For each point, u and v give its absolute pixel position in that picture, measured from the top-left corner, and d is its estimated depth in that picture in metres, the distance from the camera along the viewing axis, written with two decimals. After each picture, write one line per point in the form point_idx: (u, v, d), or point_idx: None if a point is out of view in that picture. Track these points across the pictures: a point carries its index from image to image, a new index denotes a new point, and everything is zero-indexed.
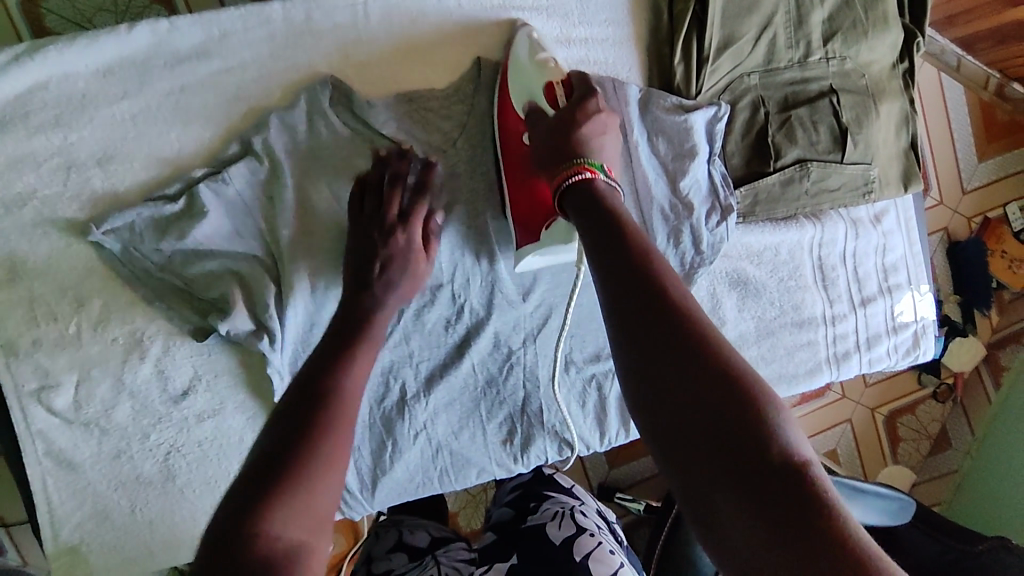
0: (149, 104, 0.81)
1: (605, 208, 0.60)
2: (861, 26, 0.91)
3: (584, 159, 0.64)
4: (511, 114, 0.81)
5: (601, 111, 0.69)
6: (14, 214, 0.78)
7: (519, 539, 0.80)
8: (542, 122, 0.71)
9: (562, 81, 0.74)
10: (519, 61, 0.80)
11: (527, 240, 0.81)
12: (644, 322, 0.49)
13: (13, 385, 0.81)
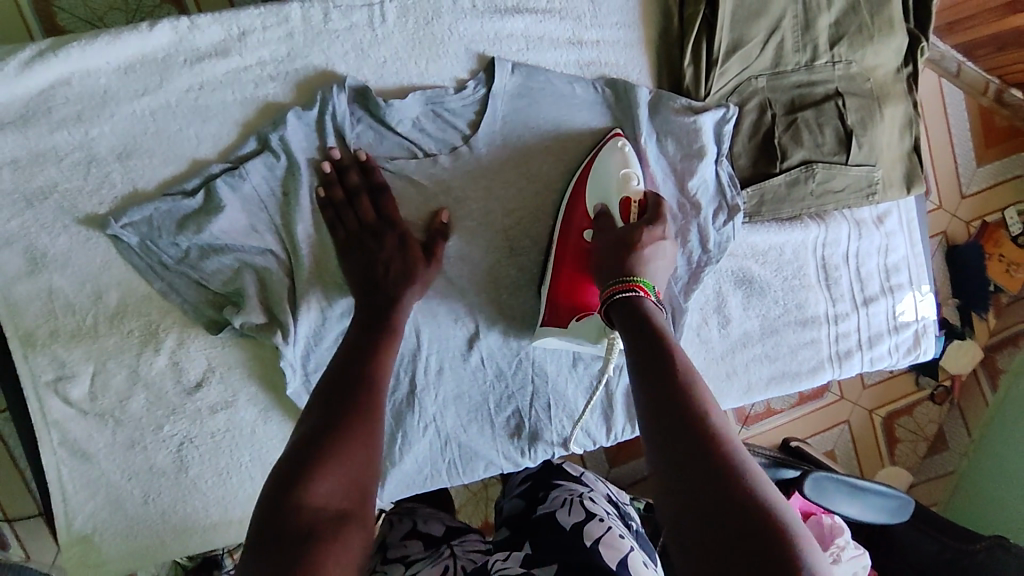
0: (169, 101, 0.83)
1: (648, 322, 0.66)
2: (867, 30, 0.93)
3: (639, 278, 0.71)
4: (577, 211, 0.86)
5: (665, 239, 0.77)
6: (34, 207, 0.80)
7: (531, 525, 0.82)
8: (611, 232, 0.78)
9: (639, 198, 0.81)
10: (604, 167, 0.85)
11: (555, 322, 0.85)
12: (677, 442, 0.54)
13: (30, 375, 0.83)
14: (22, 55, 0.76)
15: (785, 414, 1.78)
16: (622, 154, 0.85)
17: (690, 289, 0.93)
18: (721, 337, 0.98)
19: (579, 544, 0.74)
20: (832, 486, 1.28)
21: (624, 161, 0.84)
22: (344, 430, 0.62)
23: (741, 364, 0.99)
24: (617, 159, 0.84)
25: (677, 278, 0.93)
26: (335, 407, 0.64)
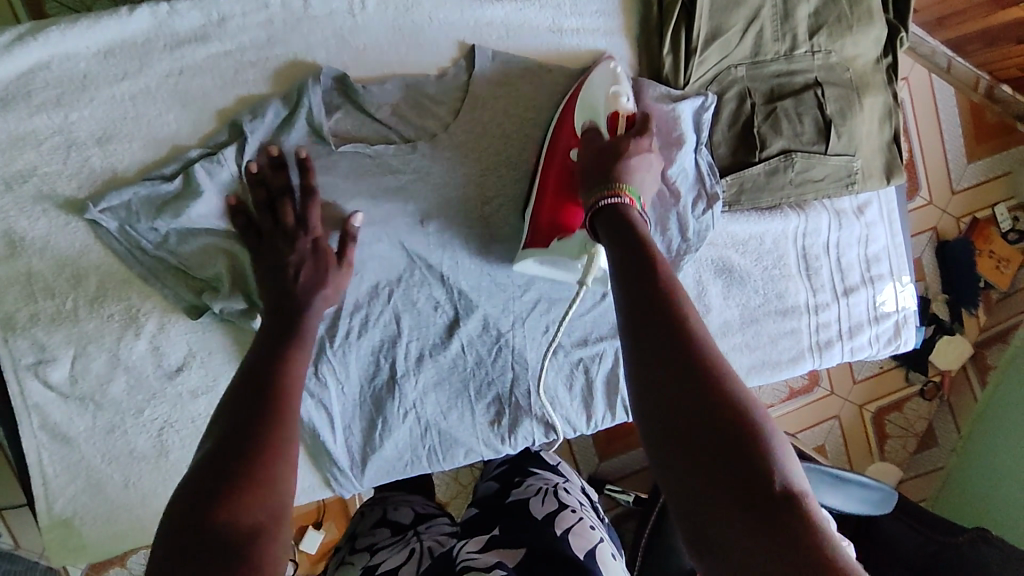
0: (149, 86, 0.83)
1: (635, 246, 0.63)
2: (846, 21, 0.93)
3: (624, 185, 0.69)
4: (566, 128, 0.85)
5: (651, 151, 0.75)
6: (14, 190, 0.80)
7: (503, 511, 0.84)
8: (597, 142, 0.77)
9: (626, 115, 0.79)
10: (593, 86, 0.85)
11: (537, 243, 0.86)
12: (656, 350, 0.54)
13: (10, 358, 0.83)
14: (1, 39, 0.77)
15: (773, 408, 1.78)
16: (613, 74, 0.85)
17: None
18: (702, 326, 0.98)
19: (548, 533, 0.77)
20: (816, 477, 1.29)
21: (613, 83, 0.84)
22: (255, 435, 0.58)
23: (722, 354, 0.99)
24: (608, 78, 0.84)
25: None
26: (245, 414, 0.61)
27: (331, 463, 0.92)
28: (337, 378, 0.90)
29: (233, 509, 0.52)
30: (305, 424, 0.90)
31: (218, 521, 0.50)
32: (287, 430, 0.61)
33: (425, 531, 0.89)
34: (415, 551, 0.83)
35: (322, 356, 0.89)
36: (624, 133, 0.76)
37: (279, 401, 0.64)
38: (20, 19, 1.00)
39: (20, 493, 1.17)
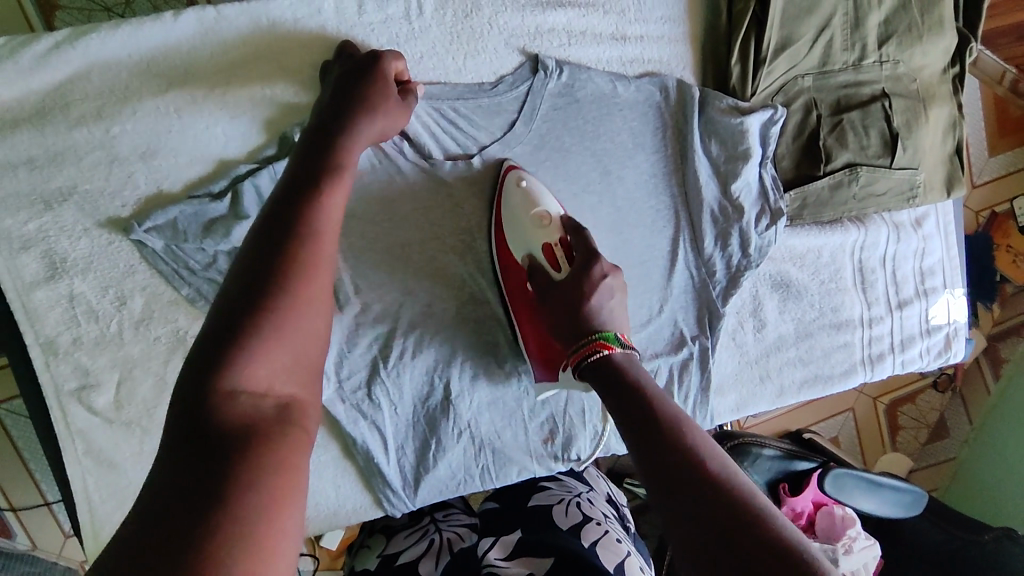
0: (195, 96, 0.78)
1: (625, 379, 0.62)
2: (917, 29, 0.90)
3: (600, 333, 0.67)
4: (510, 258, 0.83)
5: (607, 276, 0.72)
6: (53, 209, 0.75)
7: (525, 515, 0.89)
8: (551, 288, 0.74)
9: (561, 239, 0.77)
10: (511, 208, 0.82)
11: (547, 378, 0.84)
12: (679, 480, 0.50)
13: (52, 384, 0.79)
14: (38, 47, 0.71)
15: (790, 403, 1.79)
16: (526, 191, 0.81)
17: (730, 293, 0.92)
18: (756, 341, 0.97)
19: (575, 543, 0.81)
20: (852, 479, 1.33)
21: (535, 198, 0.81)
22: (278, 302, 0.53)
23: (776, 368, 0.98)
24: (523, 194, 0.81)
25: (716, 283, 0.92)
26: (250, 297, 0.53)
27: (383, 484, 0.89)
28: (391, 399, 0.87)
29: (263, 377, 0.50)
30: (358, 446, 0.87)
31: (244, 393, 0.48)
32: (318, 303, 0.56)
33: (443, 523, 0.94)
34: (434, 543, 0.89)
35: (376, 376, 0.86)
36: (569, 266, 0.75)
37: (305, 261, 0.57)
38: (35, 29, 0.92)
39: (40, 492, 1.16)
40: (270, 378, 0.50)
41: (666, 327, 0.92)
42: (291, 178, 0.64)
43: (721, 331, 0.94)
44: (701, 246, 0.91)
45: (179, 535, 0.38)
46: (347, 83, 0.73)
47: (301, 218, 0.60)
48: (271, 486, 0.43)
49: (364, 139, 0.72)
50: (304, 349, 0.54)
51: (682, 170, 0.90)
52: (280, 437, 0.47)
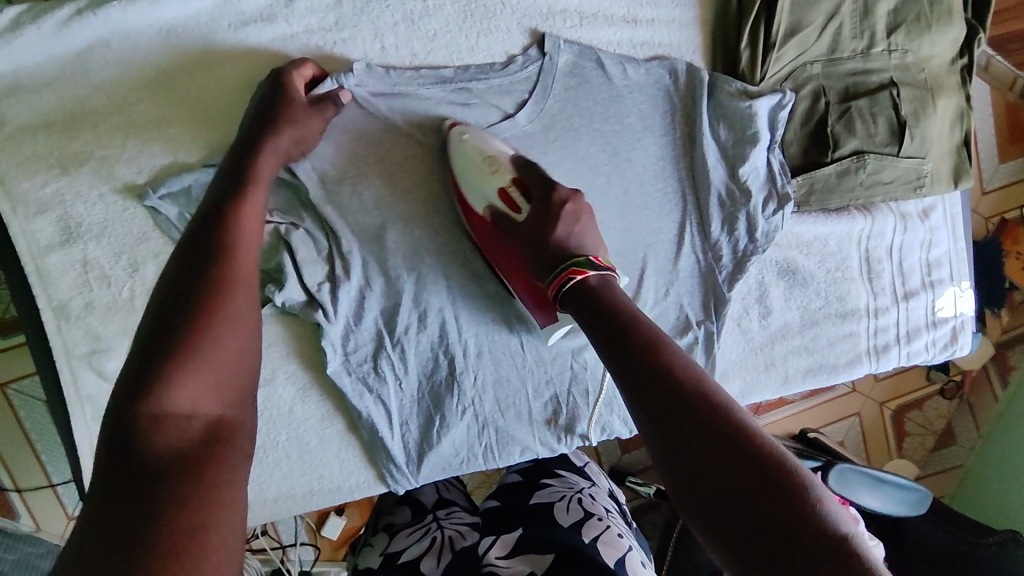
0: (213, 66, 0.80)
1: (603, 305, 0.64)
2: (925, 19, 0.91)
3: (573, 259, 0.68)
4: (475, 220, 0.82)
5: (566, 202, 0.74)
6: (69, 173, 0.77)
7: (525, 510, 0.84)
8: (518, 227, 0.75)
9: (514, 181, 0.78)
10: (461, 161, 0.80)
11: (547, 320, 0.81)
12: (650, 389, 0.53)
13: (64, 348, 0.81)
14: (60, 15, 0.74)
15: (794, 405, 1.79)
16: (472, 140, 0.80)
17: (736, 278, 0.93)
18: (762, 327, 0.97)
19: (576, 540, 0.76)
20: (855, 476, 1.29)
21: (482, 144, 0.80)
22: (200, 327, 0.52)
23: (781, 355, 0.98)
24: (471, 146, 0.80)
25: (722, 267, 0.93)
26: (165, 328, 0.51)
27: (387, 459, 0.90)
28: (396, 374, 0.88)
29: (188, 396, 0.48)
30: (363, 419, 0.88)
31: (170, 418, 0.47)
32: (239, 321, 0.55)
33: (446, 522, 0.92)
34: (436, 542, 0.86)
35: (381, 350, 0.87)
36: (529, 205, 0.75)
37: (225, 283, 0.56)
38: None
39: (44, 473, 1.18)
40: (196, 398, 0.49)
41: (671, 310, 0.92)
42: (208, 209, 0.63)
43: (726, 316, 0.94)
44: (708, 230, 0.92)
45: (131, 544, 0.38)
46: (258, 110, 0.73)
47: (215, 244, 0.59)
48: (209, 505, 0.42)
49: (277, 158, 0.72)
50: (232, 369, 0.53)
51: (690, 154, 0.91)
52: (212, 462, 0.45)
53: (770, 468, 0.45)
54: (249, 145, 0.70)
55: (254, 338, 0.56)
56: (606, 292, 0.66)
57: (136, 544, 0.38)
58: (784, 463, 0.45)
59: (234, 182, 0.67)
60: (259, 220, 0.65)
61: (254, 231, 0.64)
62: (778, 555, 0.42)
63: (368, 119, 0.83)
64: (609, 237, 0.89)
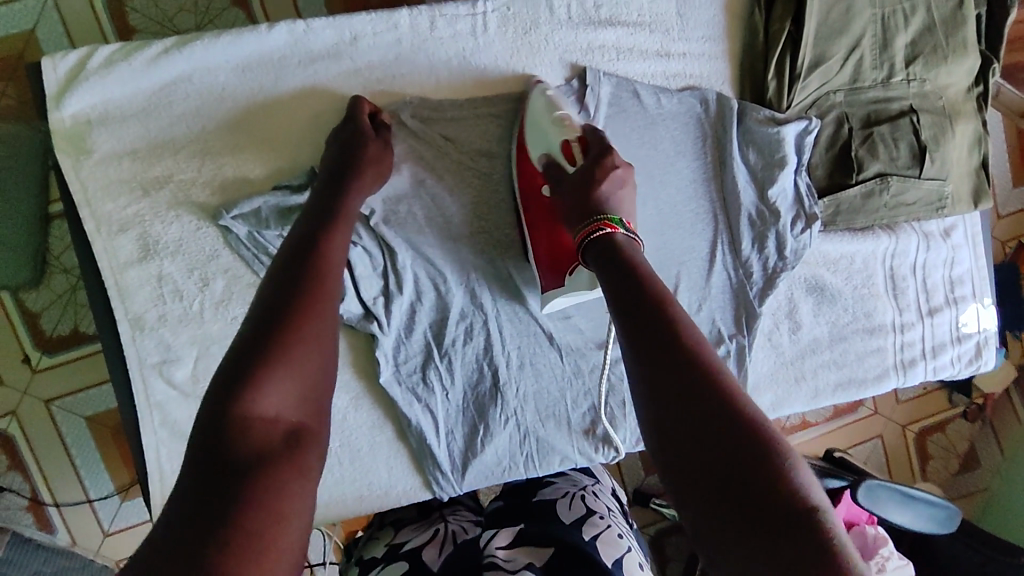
0: (281, 96, 0.87)
1: (628, 267, 0.63)
2: (941, 51, 0.96)
3: (605, 216, 0.70)
4: (530, 173, 0.86)
5: (618, 166, 0.76)
6: (151, 196, 0.85)
7: (531, 506, 0.86)
8: (567, 179, 0.77)
9: (578, 138, 0.81)
10: (534, 117, 0.86)
11: (553, 285, 0.85)
12: (660, 355, 0.53)
13: (137, 357, 0.87)
14: (150, 52, 0.82)
15: (818, 427, 1.81)
16: (552, 100, 0.87)
17: (766, 294, 0.98)
18: (791, 341, 1.02)
19: (575, 536, 0.77)
20: (886, 493, 1.28)
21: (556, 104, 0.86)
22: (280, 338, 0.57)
23: (810, 369, 1.03)
24: (547, 102, 0.86)
25: (752, 284, 0.98)
26: (259, 335, 0.57)
27: (433, 466, 0.94)
28: (443, 385, 0.93)
29: (269, 409, 0.54)
30: (412, 427, 0.93)
31: (254, 421, 0.52)
32: (316, 340, 0.59)
33: (451, 516, 0.90)
34: (440, 533, 0.84)
35: (430, 362, 0.93)
36: (584, 159, 0.78)
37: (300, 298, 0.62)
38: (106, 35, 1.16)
39: (82, 488, 1.25)
40: (276, 404, 0.55)
41: (704, 325, 0.98)
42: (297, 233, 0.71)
43: (757, 330, 0.99)
44: (738, 248, 0.97)
45: (211, 524, 0.44)
46: (338, 149, 0.81)
47: (309, 260, 0.66)
48: (284, 501, 0.48)
49: (361, 197, 0.79)
50: (310, 381, 0.58)
51: (721, 177, 0.97)
52: (289, 462, 0.51)
53: (765, 458, 0.46)
54: (337, 185, 0.77)
55: (331, 355, 0.61)
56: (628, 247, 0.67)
57: (217, 529, 0.44)
58: (775, 454, 0.46)
59: (320, 212, 0.74)
60: (344, 244, 0.72)
61: (341, 254, 0.70)
62: (754, 523, 0.44)
63: (423, 146, 0.89)
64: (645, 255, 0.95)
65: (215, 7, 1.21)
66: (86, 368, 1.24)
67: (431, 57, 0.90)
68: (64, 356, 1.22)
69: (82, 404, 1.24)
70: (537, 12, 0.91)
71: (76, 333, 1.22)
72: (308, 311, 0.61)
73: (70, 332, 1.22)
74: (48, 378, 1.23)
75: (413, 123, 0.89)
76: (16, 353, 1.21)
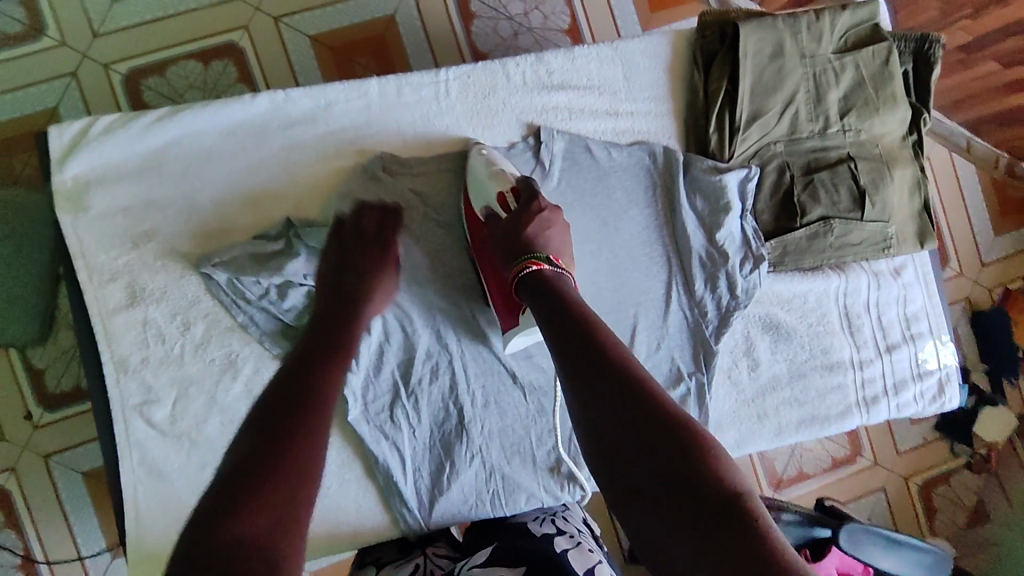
0: (261, 156, 0.96)
1: (571, 312, 0.75)
2: (873, 103, 1.03)
3: (529, 254, 0.83)
4: (472, 222, 0.94)
5: (543, 209, 0.88)
6: (139, 247, 0.93)
7: (502, 530, 0.90)
8: (503, 224, 0.88)
9: (511, 188, 0.91)
10: (475, 170, 0.94)
11: (511, 324, 0.90)
12: (614, 392, 0.65)
13: (120, 398, 0.92)
14: (145, 120, 0.92)
15: (816, 480, 1.77)
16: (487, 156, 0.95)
17: (721, 331, 1.02)
18: (751, 379, 1.05)
19: (548, 550, 0.80)
20: (869, 538, 1.26)
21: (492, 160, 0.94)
22: (284, 442, 0.64)
23: (772, 407, 1.05)
24: (484, 161, 0.94)
25: (708, 322, 1.02)
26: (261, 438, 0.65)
27: (400, 504, 0.96)
28: (410, 422, 0.97)
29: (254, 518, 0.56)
30: (379, 464, 0.96)
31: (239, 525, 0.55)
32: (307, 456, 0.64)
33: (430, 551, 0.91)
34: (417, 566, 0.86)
35: (397, 400, 0.97)
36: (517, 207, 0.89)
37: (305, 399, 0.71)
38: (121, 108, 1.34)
39: (74, 544, 1.29)
40: (263, 516, 0.56)
41: (664, 364, 1.02)
42: (295, 351, 0.81)
43: (716, 367, 1.03)
44: (692, 289, 1.02)
45: None
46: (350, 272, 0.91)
47: (310, 379, 0.75)
48: None
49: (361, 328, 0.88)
50: (297, 494, 0.60)
51: (672, 222, 1.03)
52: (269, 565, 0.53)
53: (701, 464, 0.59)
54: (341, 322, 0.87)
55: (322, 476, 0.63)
56: (555, 279, 0.82)
57: None
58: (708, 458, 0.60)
59: (324, 342, 0.83)
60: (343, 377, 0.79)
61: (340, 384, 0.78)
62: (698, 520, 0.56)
63: (390, 198, 0.97)
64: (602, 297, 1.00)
65: (222, 83, 1.40)
66: (85, 424, 1.30)
67: (398, 120, 0.99)
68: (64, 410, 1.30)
69: (77, 459, 1.30)
70: (494, 78, 1.00)
71: (77, 389, 1.30)
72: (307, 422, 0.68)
73: (71, 388, 1.30)
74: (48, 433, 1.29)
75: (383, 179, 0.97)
76: (20, 407, 1.28)
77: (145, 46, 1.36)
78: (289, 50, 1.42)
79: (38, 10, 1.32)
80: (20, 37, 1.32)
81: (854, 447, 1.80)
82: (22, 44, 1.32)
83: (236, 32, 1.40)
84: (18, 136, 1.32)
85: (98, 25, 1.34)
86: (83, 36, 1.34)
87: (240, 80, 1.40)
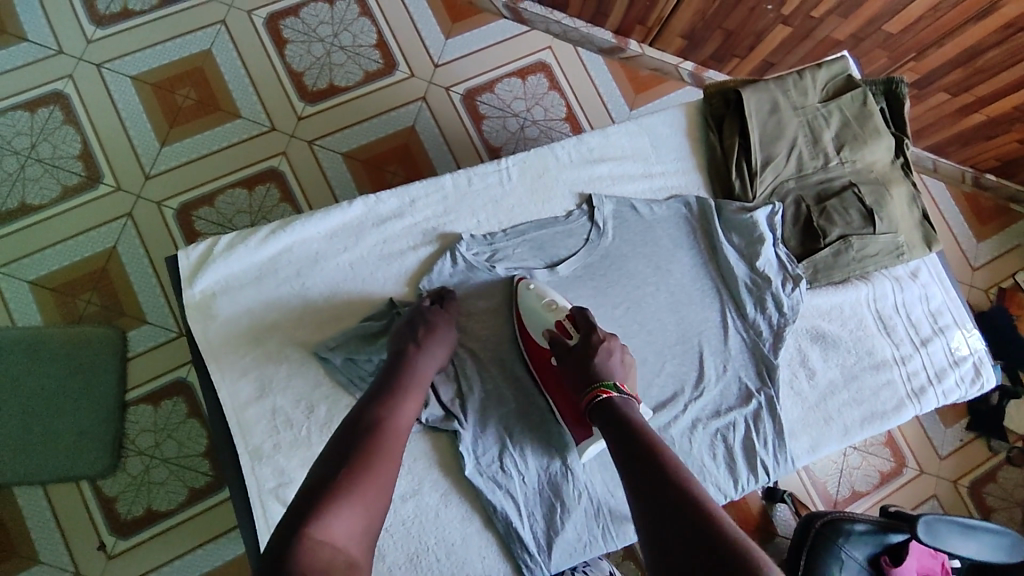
0: (358, 251, 1.10)
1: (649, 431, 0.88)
2: (861, 137, 1.22)
3: (599, 383, 0.97)
4: (537, 351, 1.07)
5: (603, 340, 1.02)
6: (262, 344, 1.05)
7: None
8: (569, 352, 1.02)
9: (568, 317, 1.06)
10: (527, 304, 1.07)
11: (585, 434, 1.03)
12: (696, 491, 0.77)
13: (257, 484, 1.01)
14: (262, 234, 1.07)
15: (871, 496, 1.82)
16: (536, 290, 1.08)
17: (777, 346, 1.16)
18: (811, 386, 1.17)
19: None
20: (946, 526, 1.33)
21: (542, 291, 1.07)
22: (357, 474, 0.80)
23: (835, 409, 1.17)
24: (535, 293, 1.07)
25: (764, 340, 1.16)
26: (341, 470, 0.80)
27: (522, 549, 1.04)
28: (519, 470, 1.07)
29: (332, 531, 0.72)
30: (498, 513, 1.04)
31: (325, 540, 0.71)
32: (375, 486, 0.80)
33: None
34: None
35: (505, 450, 1.07)
36: (577, 338, 1.03)
37: (379, 444, 0.85)
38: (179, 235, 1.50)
39: None
40: (339, 532, 0.73)
41: (733, 383, 1.15)
42: (373, 385, 0.94)
43: (779, 379, 1.16)
44: (745, 312, 1.17)
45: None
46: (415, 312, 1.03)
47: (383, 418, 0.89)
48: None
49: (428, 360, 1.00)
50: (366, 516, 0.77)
51: (715, 259, 1.19)
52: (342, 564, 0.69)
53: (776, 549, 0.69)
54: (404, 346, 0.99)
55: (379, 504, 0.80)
56: (623, 406, 0.95)
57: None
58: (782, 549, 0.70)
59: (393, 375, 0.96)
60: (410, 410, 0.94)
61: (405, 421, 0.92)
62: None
63: (473, 271, 1.12)
64: (667, 331, 1.14)
65: (267, 206, 1.56)
66: (159, 546, 1.36)
67: (472, 205, 1.15)
68: (133, 537, 1.35)
69: None
70: (546, 161, 1.18)
71: (147, 513, 1.37)
72: (375, 457, 0.83)
73: (142, 513, 1.36)
74: (125, 560, 1.34)
75: (467, 255, 1.12)
76: (92, 540, 1.35)
77: (194, 181, 1.54)
78: (323, 166, 1.61)
79: (94, 162, 1.51)
80: (78, 186, 1.49)
81: (899, 457, 1.86)
82: (81, 193, 1.49)
83: (276, 158, 1.59)
84: (84, 277, 1.45)
85: (149, 167, 1.53)
86: (137, 180, 1.52)
87: (284, 201, 1.57)
